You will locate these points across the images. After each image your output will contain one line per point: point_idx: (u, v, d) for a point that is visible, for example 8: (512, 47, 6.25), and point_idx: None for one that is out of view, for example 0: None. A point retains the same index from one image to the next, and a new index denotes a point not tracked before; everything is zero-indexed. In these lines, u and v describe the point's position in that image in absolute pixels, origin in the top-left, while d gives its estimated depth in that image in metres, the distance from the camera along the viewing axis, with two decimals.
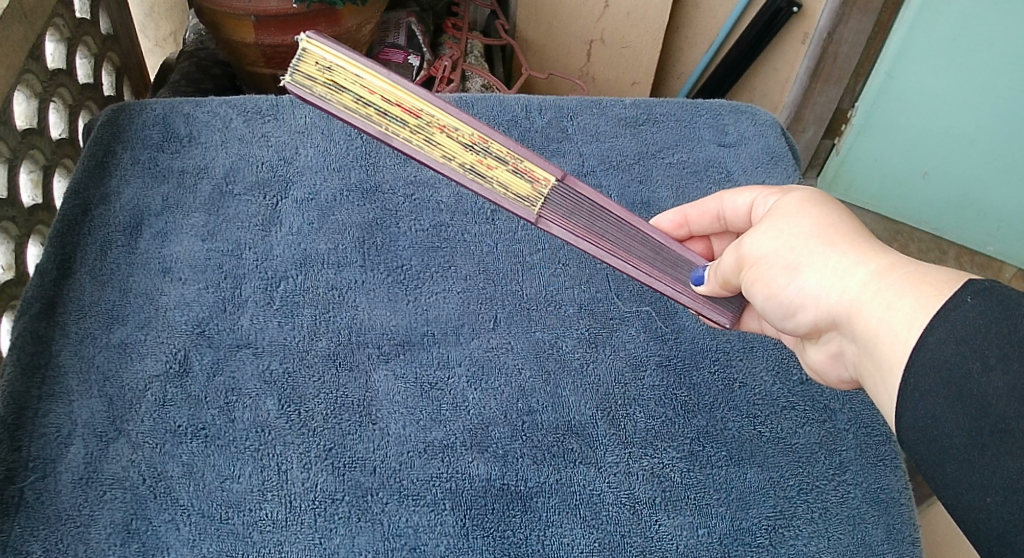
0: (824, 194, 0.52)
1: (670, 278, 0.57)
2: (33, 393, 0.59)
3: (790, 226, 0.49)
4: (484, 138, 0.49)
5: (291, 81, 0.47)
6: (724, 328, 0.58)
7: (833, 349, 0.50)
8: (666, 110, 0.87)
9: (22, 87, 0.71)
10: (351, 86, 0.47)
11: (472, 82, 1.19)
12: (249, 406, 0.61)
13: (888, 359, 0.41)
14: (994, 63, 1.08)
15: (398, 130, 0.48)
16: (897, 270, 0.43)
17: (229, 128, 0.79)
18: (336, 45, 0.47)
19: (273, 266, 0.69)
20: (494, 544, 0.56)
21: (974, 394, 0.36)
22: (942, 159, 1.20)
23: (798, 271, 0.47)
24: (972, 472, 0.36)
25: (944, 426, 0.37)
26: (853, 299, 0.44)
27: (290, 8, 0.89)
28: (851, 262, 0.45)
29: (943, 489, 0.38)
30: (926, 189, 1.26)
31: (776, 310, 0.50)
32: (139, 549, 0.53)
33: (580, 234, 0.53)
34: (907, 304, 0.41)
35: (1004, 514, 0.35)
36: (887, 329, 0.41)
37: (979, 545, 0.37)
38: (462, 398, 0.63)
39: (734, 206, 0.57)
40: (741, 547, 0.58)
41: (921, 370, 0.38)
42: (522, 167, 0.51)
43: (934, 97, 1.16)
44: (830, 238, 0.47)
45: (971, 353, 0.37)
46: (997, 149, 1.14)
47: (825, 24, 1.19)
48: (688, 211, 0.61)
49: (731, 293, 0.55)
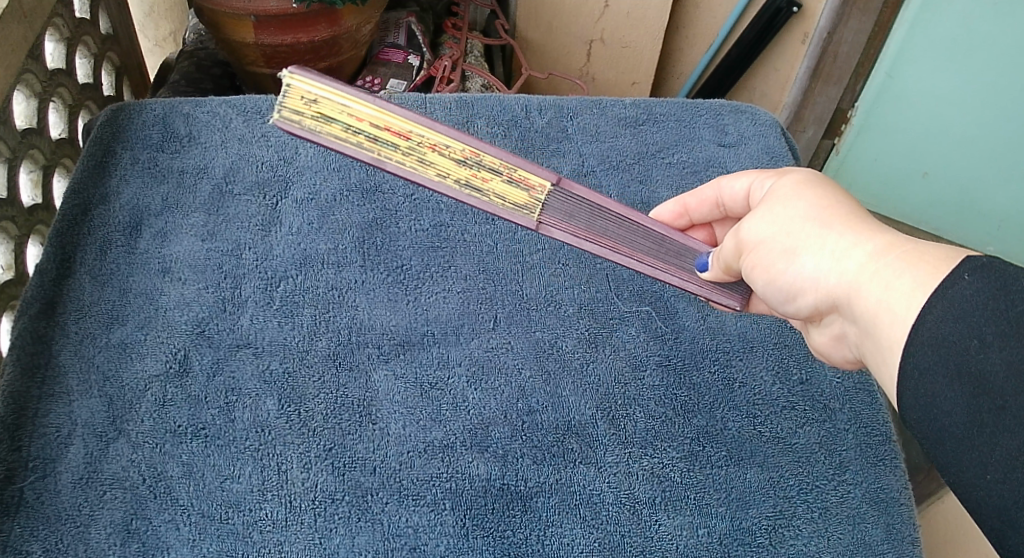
0: (820, 176, 0.51)
1: (676, 268, 0.57)
2: (33, 393, 0.59)
3: (786, 210, 0.48)
4: (476, 152, 0.49)
5: (279, 118, 0.46)
6: (735, 311, 0.58)
7: (836, 332, 0.49)
8: (667, 110, 0.87)
9: (21, 87, 0.71)
10: (339, 116, 0.47)
11: (472, 82, 1.19)
12: (249, 406, 0.61)
13: (888, 338, 0.41)
14: (995, 65, 1.05)
15: (391, 154, 0.47)
16: (895, 249, 0.43)
17: (228, 128, 0.79)
18: (321, 78, 0.47)
19: (273, 266, 0.69)
20: (494, 543, 0.56)
21: (973, 372, 0.36)
22: (943, 159, 1.17)
23: (795, 256, 0.47)
24: (972, 450, 0.36)
25: (944, 404, 0.37)
26: (851, 281, 0.44)
27: (289, 8, 0.89)
28: (849, 244, 0.45)
29: (946, 467, 0.38)
30: (924, 191, 1.23)
31: (776, 295, 0.49)
32: (139, 549, 0.53)
33: (582, 235, 0.53)
34: (905, 283, 0.41)
35: (1004, 491, 0.35)
36: (887, 309, 0.41)
37: (984, 523, 0.37)
38: (462, 398, 0.63)
39: (732, 191, 0.57)
40: (741, 547, 0.58)
41: (919, 349, 0.38)
42: (517, 175, 0.51)
43: (933, 99, 1.14)
44: (827, 221, 0.46)
45: (969, 330, 0.37)
46: (993, 152, 1.11)
47: (825, 23, 1.22)
48: (687, 200, 0.60)
49: (735, 278, 0.55)
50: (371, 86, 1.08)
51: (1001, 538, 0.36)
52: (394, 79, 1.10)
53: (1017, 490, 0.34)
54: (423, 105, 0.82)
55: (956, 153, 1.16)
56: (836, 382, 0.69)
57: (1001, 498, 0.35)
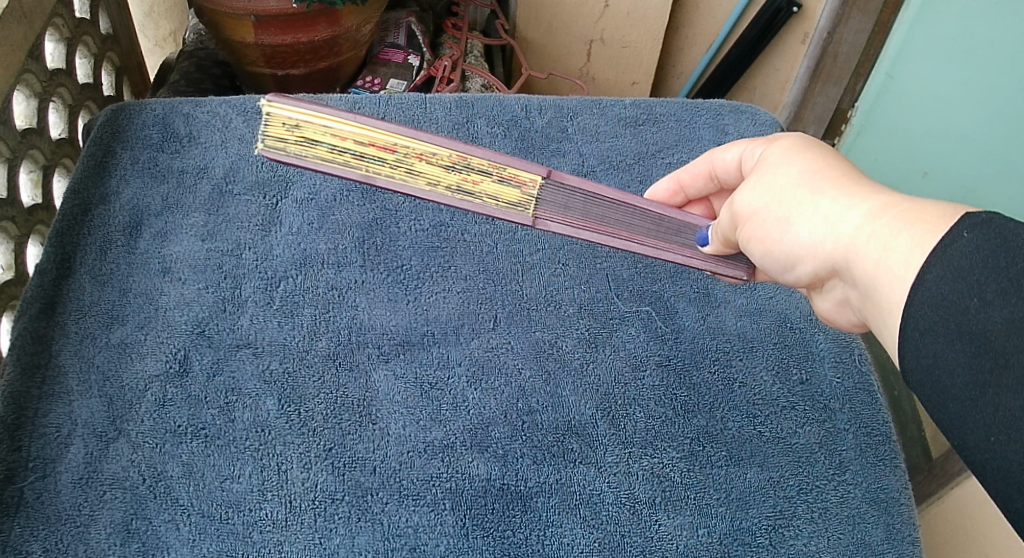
0: (811, 140, 0.51)
1: (678, 246, 0.56)
2: (33, 393, 0.59)
3: (777, 179, 0.48)
4: (463, 156, 0.49)
5: (263, 147, 0.47)
6: (743, 281, 0.58)
7: (838, 297, 0.49)
8: (666, 110, 0.87)
9: (22, 87, 0.71)
10: (322, 138, 0.47)
11: (472, 82, 1.19)
12: (249, 406, 0.61)
13: (889, 300, 0.41)
14: (993, 67, 0.97)
15: (379, 169, 0.48)
16: (890, 209, 0.42)
17: (229, 128, 0.79)
18: (297, 101, 0.47)
19: (272, 266, 0.69)
20: (494, 544, 0.56)
21: (974, 330, 0.36)
22: (942, 161, 1.07)
23: (789, 223, 0.47)
24: (974, 410, 0.35)
25: (944, 363, 0.36)
26: (848, 243, 0.44)
27: (290, 8, 0.89)
28: (843, 208, 0.44)
29: (947, 432, 0.38)
30: (936, 189, 1.09)
31: (774, 264, 0.49)
32: (139, 549, 0.53)
33: (579, 225, 0.53)
34: (903, 243, 0.40)
35: (1010, 453, 0.34)
36: (886, 269, 0.41)
37: (989, 488, 0.36)
38: (462, 398, 0.63)
39: (724, 161, 0.56)
40: (741, 547, 0.58)
41: (918, 310, 0.38)
42: (507, 174, 0.50)
43: (930, 96, 1.08)
44: (819, 186, 0.46)
45: (969, 289, 0.36)
46: (1001, 152, 0.97)
47: (825, 23, 1.22)
48: (681, 176, 0.60)
49: (736, 250, 0.54)
50: (371, 86, 1.08)
51: (1007, 501, 0.35)
52: (394, 78, 1.10)
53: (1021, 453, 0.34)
54: (423, 105, 0.82)
55: (956, 152, 1.05)
56: (836, 382, 0.69)
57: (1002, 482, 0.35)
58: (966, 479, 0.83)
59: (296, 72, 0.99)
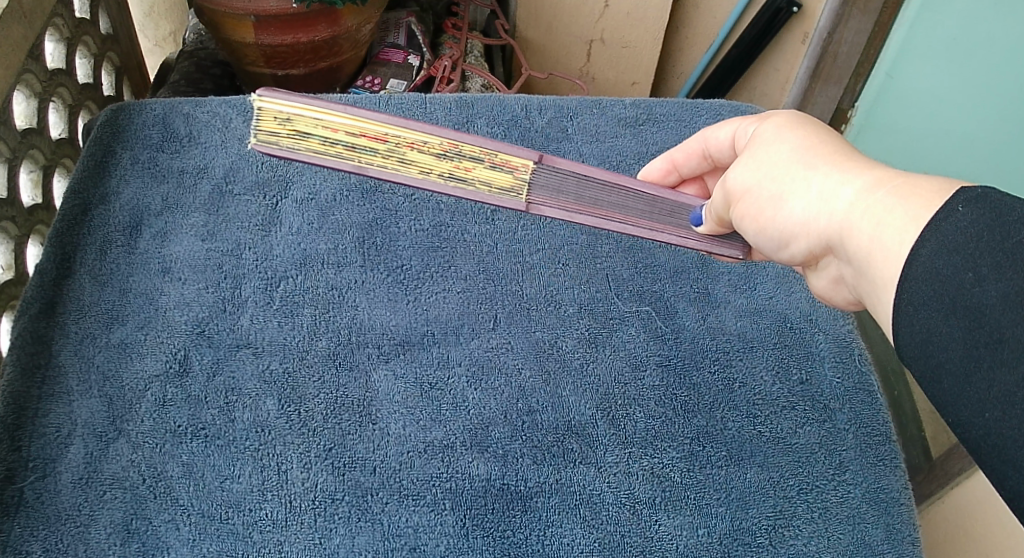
0: (803, 116, 0.51)
1: (673, 226, 0.55)
2: (33, 393, 0.59)
3: (771, 155, 0.48)
4: (454, 143, 0.48)
5: (256, 142, 0.47)
6: (739, 260, 0.57)
7: (834, 274, 0.49)
8: (666, 110, 0.87)
9: (21, 87, 0.71)
10: (313, 131, 0.47)
11: (472, 81, 1.19)
12: (249, 406, 0.61)
13: (882, 274, 0.41)
14: (992, 66, 0.97)
15: (371, 160, 0.48)
16: (884, 185, 0.42)
17: (229, 128, 0.79)
18: (288, 96, 0.47)
19: (273, 266, 0.69)
20: (494, 544, 0.56)
21: (969, 305, 0.35)
22: (942, 160, 1.07)
23: (783, 201, 0.47)
24: (970, 386, 0.35)
25: (941, 340, 0.36)
26: (842, 219, 0.44)
27: (290, 7, 0.89)
28: (837, 183, 0.44)
29: (946, 416, 0.37)
30: None
31: (769, 242, 0.49)
32: (139, 549, 0.53)
33: (573, 209, 0.51)
34: (897, 218, 0.40)
35: (1003, 429, 0.34)
36: (879, 245, 0.41)
37: (985, 467, 0.36)
38: (462, 398, 0.63)
39: (718, 139, 0.56)
40: (741, 547, 0.58)
41: (913, 285, 0.37)
42: (498, 159, 0.50)
43: (931, 96, 1.07)
44: (812, 162, 0.46)
45: (963, 263, 0.36)
46: (1002, 151, 0.96)
47: (825, 24, 1.21)
48: (675, 155, 0.59)
49: (730, 230, 0.54)
50: (371, 86, 1.08)
51: (1002, 479, 0.35)
52: (394, 78, 1.10)
53: (1015, 430, 0.33)
54: (423, 105, 0.82)
55: (956, 152, 1.04)
56: (836, 383, 0.69)
57: (1001, 468, 0.35)
58: (966, 479, 0.83)
59: (297, 71, 0.99)
